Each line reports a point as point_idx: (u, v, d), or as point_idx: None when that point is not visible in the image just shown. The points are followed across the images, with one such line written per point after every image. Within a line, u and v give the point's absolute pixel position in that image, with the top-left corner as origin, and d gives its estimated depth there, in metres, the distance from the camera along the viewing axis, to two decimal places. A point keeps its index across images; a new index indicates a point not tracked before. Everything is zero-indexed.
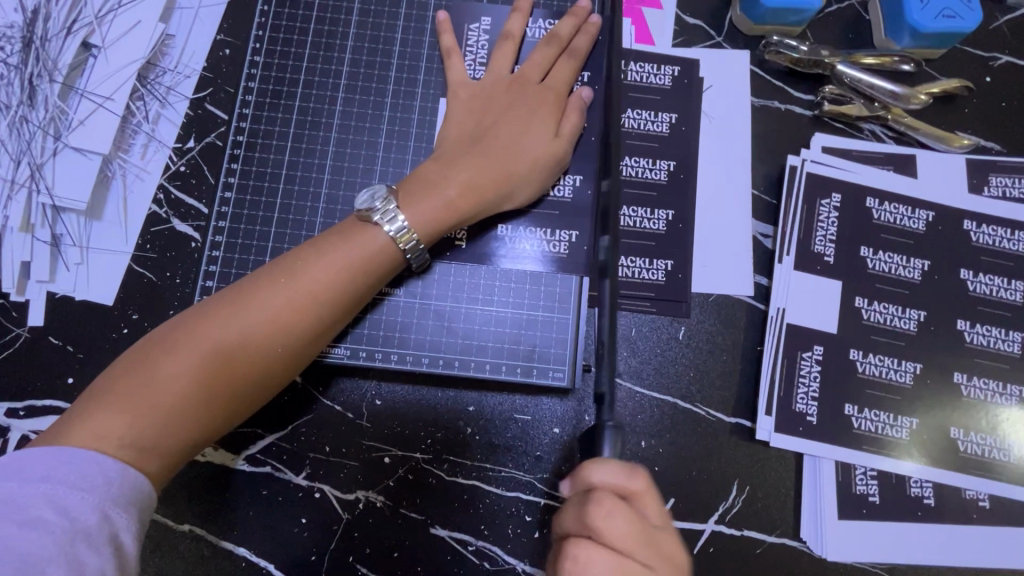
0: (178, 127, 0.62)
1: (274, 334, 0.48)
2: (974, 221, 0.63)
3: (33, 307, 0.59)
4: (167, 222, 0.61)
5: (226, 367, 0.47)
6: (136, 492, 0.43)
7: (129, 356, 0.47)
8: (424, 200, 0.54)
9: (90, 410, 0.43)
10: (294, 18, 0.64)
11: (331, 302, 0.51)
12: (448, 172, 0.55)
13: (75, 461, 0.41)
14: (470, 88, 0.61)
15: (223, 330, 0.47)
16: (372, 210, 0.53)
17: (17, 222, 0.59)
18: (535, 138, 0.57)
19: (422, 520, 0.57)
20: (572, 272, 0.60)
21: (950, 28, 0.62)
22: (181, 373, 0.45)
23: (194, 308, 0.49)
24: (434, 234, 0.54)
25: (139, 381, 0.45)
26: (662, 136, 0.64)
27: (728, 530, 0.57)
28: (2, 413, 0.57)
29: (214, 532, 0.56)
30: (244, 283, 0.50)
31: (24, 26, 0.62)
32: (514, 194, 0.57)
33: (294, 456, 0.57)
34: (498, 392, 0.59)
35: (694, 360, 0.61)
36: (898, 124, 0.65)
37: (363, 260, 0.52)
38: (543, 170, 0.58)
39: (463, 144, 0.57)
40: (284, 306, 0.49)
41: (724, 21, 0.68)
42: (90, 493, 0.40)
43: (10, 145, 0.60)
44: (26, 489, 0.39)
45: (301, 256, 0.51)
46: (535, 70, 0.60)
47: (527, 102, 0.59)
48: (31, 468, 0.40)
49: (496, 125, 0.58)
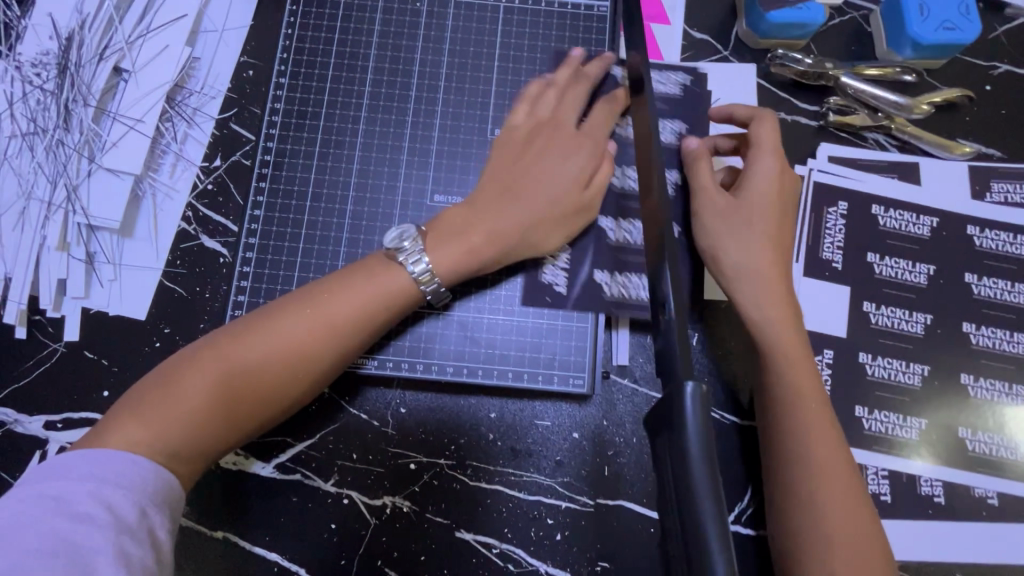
0: (205, 146, 0.65)
1: (296, 360, 0.51)
2: (977, 226, 0.65)
3: (69, 322, 0.61)
4: (196, 239, 0.63)
5: (250, 388, 0.49)
6: (167, 490, 0.45)
7: (161, 369, 0.49)
8: (452, 242, 0.56)
9: (122, 416, 0.46)
10: (317, 40, 0.67)
11: (353, 334, 0.53)
12: (477, 218, 0.58)
13: (112, 461, 0.43)
14: (512, 135, 0.62)
15: (246, 352, 0.49)
16: (399, 249, 0.55)
17: (53, 242, 0.61)
18: (567, 188, 0.60)
19: (447, 524, 0.58)
20: (636, 315, 0.62)
21: (950, 40, 0.64)
22: (208, 391, 0.47)
23: (225, 327, 0.52)
24: (457, 277, 0.57)
25: (166, 395, 0.47)
26: (669, 149, 0.66)
27: (745, 530, 0.59)
28: (41, 426, 0.59)
29: (246, 538, 0.58)
30: (273, 306, 0.53)
31: (59, 53, 0.64)
32: (540, 241, 0.59)
33: (323, 464, 0.59)
34: (518, 399, 0.61)
35: (709, 365, 0.62)
36: (901, 133, 0.67)
37: (382, 295, 0.54)
38: (571, 221, 0.60)
39: (496, 190, 0.59)
40: (309, 334, 0.51)
41: (731, 35, 0.70)
42: (129, 490, 0.42)
43: (46, 167, 0.62)
44: (72, 487, 0.41)
45: (329, 286, 0.53)
46: (571, 117, 0.63)
47: (563, 152, 0.61)
48: (76, 468, 0.42)
49: (531, 171, 0.60)
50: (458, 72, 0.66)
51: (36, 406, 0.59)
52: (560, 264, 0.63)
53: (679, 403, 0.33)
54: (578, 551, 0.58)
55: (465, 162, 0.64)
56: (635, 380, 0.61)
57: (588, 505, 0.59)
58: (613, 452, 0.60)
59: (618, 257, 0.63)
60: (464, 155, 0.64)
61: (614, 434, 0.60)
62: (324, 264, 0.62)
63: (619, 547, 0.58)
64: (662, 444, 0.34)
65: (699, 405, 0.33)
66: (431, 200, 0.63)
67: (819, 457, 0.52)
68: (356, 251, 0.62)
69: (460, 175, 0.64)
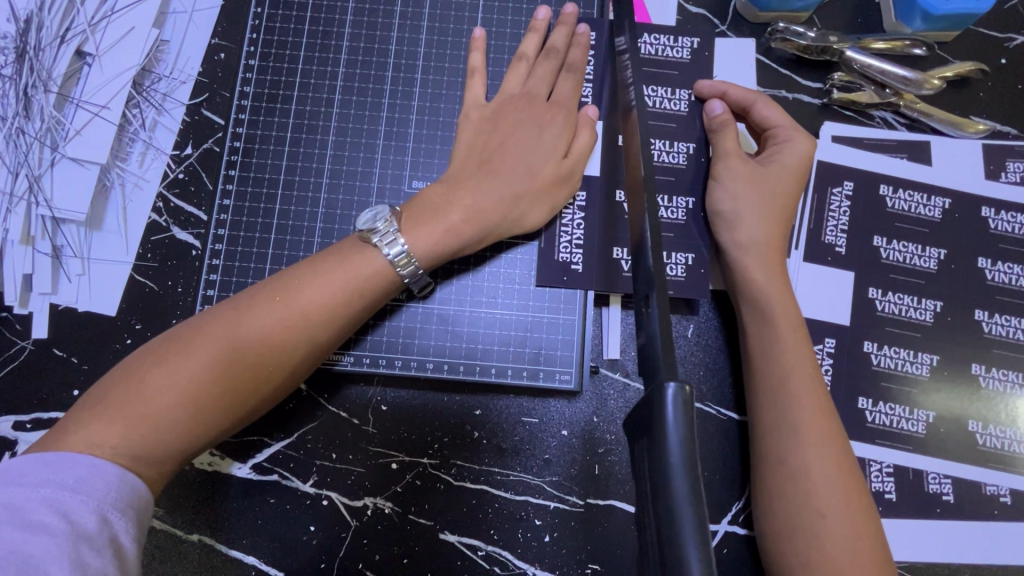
0: (175, 133, 0.62)
1: (267, 353, 0.47)
2: (991, 207, 0.62)
3: (36, 319, 0.58)
4: (167, 231, 0.60)
5: (220, 383, 0.45)
6: (134, 496, 0.42)
7: (122, 367, 0.46)
8: (428, 224, 0.53)
9: (84, 419, 0.43)
10: (288, 19, 0.63)
11: (327, 321, 0.49)
12: (453, 196, 0.54)
13: (74, 466, 0.40)
14: (482, 107, 0.59)
15: (214, 346, 0.46)
16: (373, 231, 0.52)
17: (17, 235, 0.59)
18: (546, 160, 0.57)
19: (430, 525, 0.56)
20: (617, 288, 0.58)
21: (964, 9, 0.60)
22: (174, 388, 0.44)
23: (190, 320, 0.48)
24: (435, 258, 0.53)
25: (130, 395, 0.44)
26: (680, 113, 0.62)
27: (742, 530, 0.56)
28: (9, 426, 0.57)
29: (223, 540, 0.56)
30: (242, 296, 0.49)
31: (17, 36, 0.61)
32: (523, 217, 0.56)
33: (301, 464, 0.57)
34: (505, 395, 0.58)
35: (704, 357, 0.59)
36: (910, 110, 0.63)
37: (356, 282, 0.50)
38: (554, 194, 0.57)
39: (471, 168, 0.56)
40: (280, 324, 0.48)
41: (728, 8, 0.66)
42: (89, 497, 0.39)
43: (8, 157, 0.60)
44: (26, 494, 0.38)
45: (299, 274, 0.50)
46: (541, 84, 0.59)
47: (538, 124, 0.58)
48: (30, 473, 0.39)
49: (506, 146, 0.57)
50: (437, 50, 0.63)
51: (3, 407, 0.57)
52: (576, 240, 0.59)
53: (658, 407, 0.30)
54: (568, 553, 0.55)
55: (445, 146, 0.61)
56: (626, 374, 0.58)
57: (577, 505, 0.56)
58: (604, 450, 0.57)
59: (610, 238, 0.59)
60: (443, 138, 0.61)
61: (605, 431, 0.57)
62: (296, 254, 0.59)
63: (610, 550, 0.55)
64: (640, 451, 0.31)
65: (683, 412, 0.30)
66: (409, 186, 0.60)
67: (825, 450, 0.49)
68: (330, 240, 0.59)
69: (440, 161, 0.61)
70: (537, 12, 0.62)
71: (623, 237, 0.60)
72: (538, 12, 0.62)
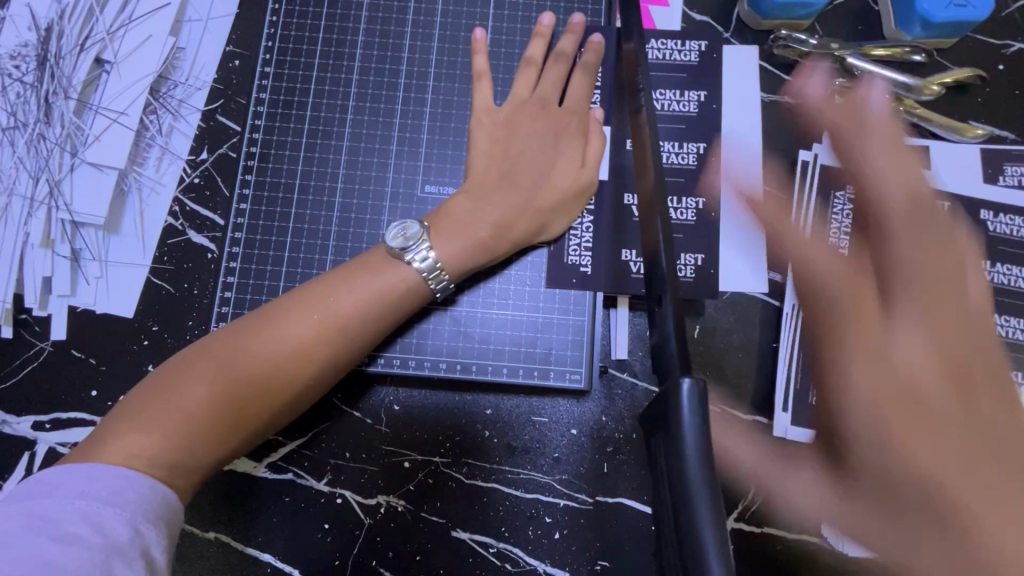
0: (191, 139, 0.63)
1: (299, 365, 0.49)
2: (990, 210, 0.63)
3: (55, 321, 0.60)
4: (183, 234, 0.61)
5: (255, 394, 0.47)
6: (164, 507, 0.43)
7: (156, 377, 0.47)
8: (455, 237, 0.55)
9: (120, 430, 0.44)
10: (303, 27, 0.65)
11: (357, 333, 0.51)
12: (479, 210, 0.56)
13: (107, 478, 0.41)
14: (493, 112, 0.60)
15: (245, 355, 0.48)
16: (405, 248, 0.53)
17: (37, 239, 0.60)
18: (563, 170, 0.58)
19: (442, 523, 0.57)
20: (627, 290, 0.60)
21: (962, 17, 0.62)
22: (211, 399, 0.46)
23: (221, 331, 0.50)
24: (463, 268, 0.55)
25: (167, 406, 0.45)
26: (690, 115, 0.64)
27: (748, 527, 0.57)
28: (29, 426, 0.58)
29: (239, 538, 0.57)
30: (272, 307, 0.51)
31: (38, 44, 0.62)
32: (545, 226, 0.58)
33: (315, 463, 0.58)
34: (516, 395, 0.60)
35: (711, 357, 0.60)
36: (911, 115, 0.64)
37: (386, 295, 0.52)
38: (574, 201, 0.59)
39: (494, 178, 0.57)
40: (312, 336, 0.49)
41: (732, 16, 0.67)
42: (122, 509, 0.40)
43: (28, 162, 0.61)
44: (61, 506, 0.39)
45: (329, 286, 0.52)
46: (551, 91, 0.61)
47: (551, 130, 0.59)
48: (64, 484, 0.40)
49: (525, 154, 0.58)
50: (448, 57, 0.64)
51: (23, 407, 0.58)
52: (585, 243, 0.61)
53: (676, 401, 0.32)
54: (578, 549, 0.56)
55: (456, 151, 0.62)
56: (634, 374, 0.59)
57: (586, 503, 0.57)
58: (613, 449, 0.58)
59: (619, 240, 0.61)
60: (454, 143, 0.62)
61: (613, 430, 0.58)
62: (312, 258, 0.60)
63: (619, 546, 0.56)
64: (658, 445, 0.32)
65: (698, 405, 0.31)
66: (422, 190, 0.61)
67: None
68: (344, 244, 0.60)
69: (451, 165, 0.62)
70: (542, 18, 0.63)
71: (631, 238, 0.61)
72: (543, 18, 0.63)
